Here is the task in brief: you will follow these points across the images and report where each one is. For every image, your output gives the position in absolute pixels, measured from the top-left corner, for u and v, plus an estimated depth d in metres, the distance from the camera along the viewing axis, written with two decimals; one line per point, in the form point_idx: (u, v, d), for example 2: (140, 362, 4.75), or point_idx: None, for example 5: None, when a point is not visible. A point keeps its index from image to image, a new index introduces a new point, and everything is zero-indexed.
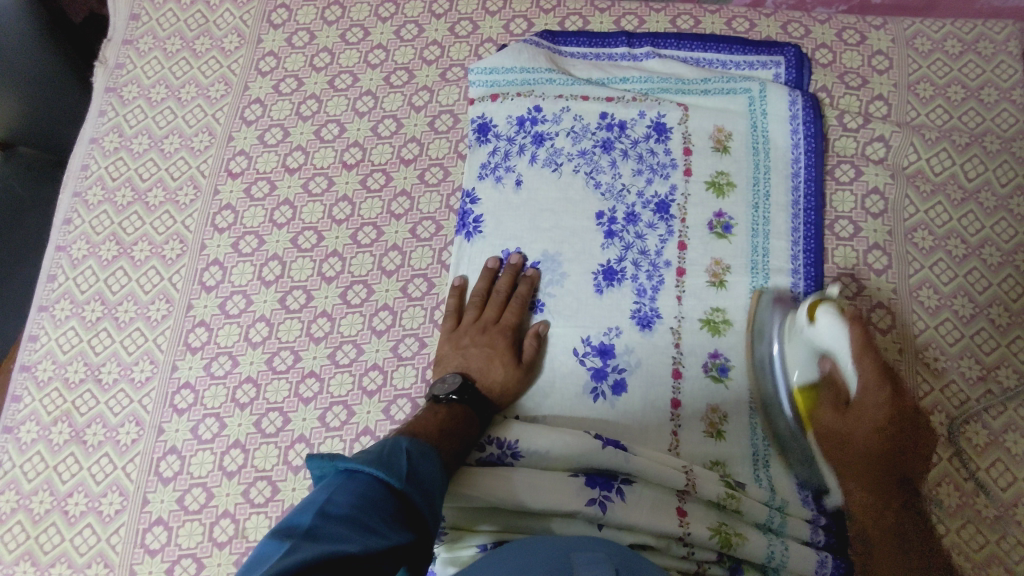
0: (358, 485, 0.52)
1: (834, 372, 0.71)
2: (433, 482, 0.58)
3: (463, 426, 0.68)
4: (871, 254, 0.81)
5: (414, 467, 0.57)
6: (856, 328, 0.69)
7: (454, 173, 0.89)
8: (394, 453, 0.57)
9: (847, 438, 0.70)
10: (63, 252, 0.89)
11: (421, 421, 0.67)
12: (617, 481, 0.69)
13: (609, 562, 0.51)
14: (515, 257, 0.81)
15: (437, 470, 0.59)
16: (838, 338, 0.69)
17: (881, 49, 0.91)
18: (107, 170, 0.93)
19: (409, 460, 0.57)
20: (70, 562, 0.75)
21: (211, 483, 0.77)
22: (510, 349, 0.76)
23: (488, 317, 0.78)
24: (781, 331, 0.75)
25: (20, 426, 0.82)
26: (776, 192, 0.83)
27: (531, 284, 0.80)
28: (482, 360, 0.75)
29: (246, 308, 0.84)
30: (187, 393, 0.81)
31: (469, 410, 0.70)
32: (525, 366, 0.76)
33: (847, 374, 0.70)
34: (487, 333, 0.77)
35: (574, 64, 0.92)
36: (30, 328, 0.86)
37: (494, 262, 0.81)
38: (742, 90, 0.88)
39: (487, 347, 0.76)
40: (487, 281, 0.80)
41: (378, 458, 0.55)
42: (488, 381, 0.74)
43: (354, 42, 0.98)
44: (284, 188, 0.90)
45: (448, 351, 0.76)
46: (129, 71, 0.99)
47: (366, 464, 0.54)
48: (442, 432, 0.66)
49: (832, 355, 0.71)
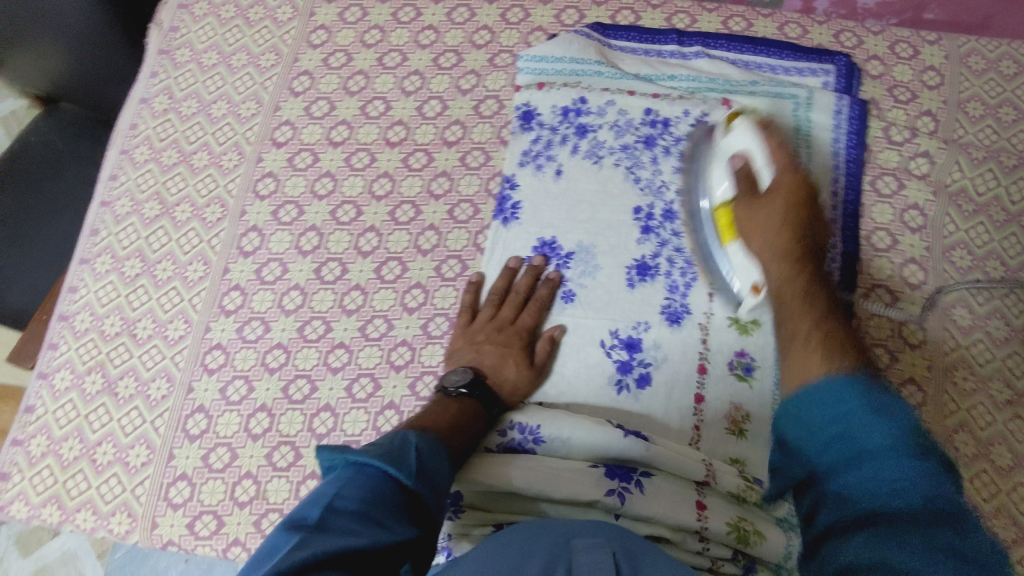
0: (367, 480, 0.50)
1: (744, 165, 0.71)
2: (441, 477, 0.57)
3: (471, 423, 0.68)
4: (907, 268, 0.81)
5: (423, 462, 0.55)
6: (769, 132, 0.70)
7: (496, 158, 0.89)
8: (403, 445, 0.56)
9: (754, 228, 0.67)
10: (108, 207, 0.91)
11: (432, 415, 0.66)
12: (637, 473, 0.68)
13: (607, 545, 0.51)
14: (538, 259, 0.81)
15: (444, 465, 0.58)
16: (746, 136, 0.71)
17: (933, 65, 0.90)
18: (155, 130, 0.95)
19: (419, 456, 0.55)
20: (95, 509, 0.77)
21: (235, 443, 0.78)
22: (524, 350, 0.76)
23: (505, 317, 0.78)
24: (711, 164, 0.78)
25: (55, 373, 0.84)
26: (819, 143, 0.85)
27: (552, 288, 0.80)
28: (495, 358, 0.75)
29: (282, 275, 0.85)
30: (218, 353, 0.82)
31: (478, 407, 0.70)
32: (537, 368, 0.76)
33: (760, 172, 0.69)
34: (503, 332, 0.77)
35: (622, 57, 0.92)
36: (71, 279, 0.88)
37: (515, 262, 0.81)
38: (789, 95, 0.87)
39: (502, 345, 0.75)
40: (506, 278, 0.80)
41: (387, 450, 0.54)
42: (499, 381, 0.74)
43: (405, 22, 0.99)
44: (326, 161, 0.91)
45: (462, 345, 0.76)
46: (183, 35, 1.00)
47: (376, 458, 0.52)
48: (452, 428, 0.65)
49: (745, 158, 0.71)
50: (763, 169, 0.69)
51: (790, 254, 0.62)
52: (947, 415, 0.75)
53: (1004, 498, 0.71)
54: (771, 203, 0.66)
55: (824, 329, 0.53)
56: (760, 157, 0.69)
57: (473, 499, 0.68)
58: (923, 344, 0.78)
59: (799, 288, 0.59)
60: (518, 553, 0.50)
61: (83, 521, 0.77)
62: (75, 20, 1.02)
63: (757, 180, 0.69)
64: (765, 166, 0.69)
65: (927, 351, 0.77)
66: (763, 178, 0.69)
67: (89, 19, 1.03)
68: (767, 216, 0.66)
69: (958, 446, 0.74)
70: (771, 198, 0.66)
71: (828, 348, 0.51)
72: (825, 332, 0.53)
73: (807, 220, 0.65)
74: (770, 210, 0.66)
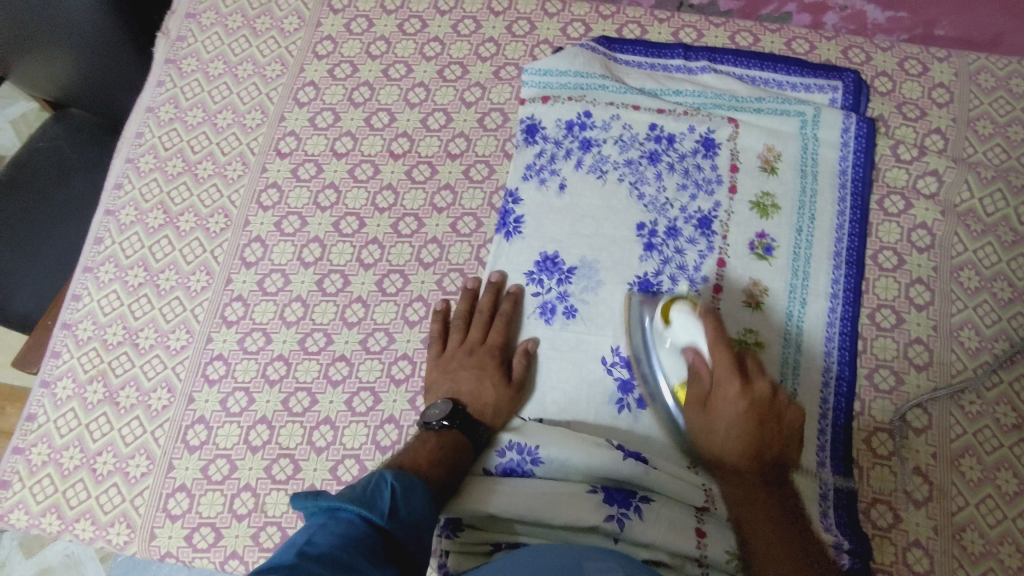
0: (339, 524, 0.53)
1: (696, 362, 0.69)
2: (419, 516, 0.59)
3: (455, 456, 0.69)
4: (913, 288, 0.80)
5: (397, 502, 0.58)
6: (708, 319, 0.69)
7: (500, 172, 0.89)
8: (378, 489, 0.58)
9: (715, 441, 0.68)
10: (112, 216, 0.91)
11: (411, 454, 0.68)
12: (636, 499, 0.68)
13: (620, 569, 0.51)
14: (494, 275, 0.81)
15: (421, 503, 0.60)
16: (690, 327, 0.69)
17: (942, 82, 0.90)
18: (160, 139, 0.95)
19: (392, 497, 0.57)
20: (94, 519, 0.77)
21: (235, 455, 0.78)
22: (500, 369, 0.76)
23: (474, 339, 0.78)
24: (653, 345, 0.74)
25: (57, 382, 0.84)
26: (825, 162, 0.85)
27: (514, 301, 0.80)
28: (472, 383, 0.75)
29: (284, 287, 0.85)
30: (219, 364, 0.82)
31: (462, 438, 0.70)
32: (516, 384, 0.76)
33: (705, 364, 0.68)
34: (475, 355, 0.77)
35: (628, 72, 0.92)
36: (75, 288, 0.88)
37: (474, 283, 0.82)
38: (796, 112, 0.87)
39: (476, 368, 0.76)
40: (467, 302, 0.81)
41: (360, 496, 0.56)
42: (480, 404, 0.74)
43: (411, 33, 0.99)
44: (330, 172, 0.91)
45: (437, 376, 0.76)
46: (190, 45, 1.00)
47: (347, 502, 0.54)
48: (433, 465, 0.67)
49: (693, 348, 0.69)
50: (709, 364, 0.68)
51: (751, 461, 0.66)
52: (952, 438, 0.74)
53: (1009, 524, 0.70)
54: (722, 418, 0.67)
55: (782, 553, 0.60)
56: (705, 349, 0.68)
57: (473, 520, 0.69)
58: (929, 366, 0.77)
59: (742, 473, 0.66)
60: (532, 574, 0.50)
61: (81, 531, 0.77)
62: (89, 35, 1.04)
63: (701, 380, 0.69)
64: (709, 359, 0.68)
65: (932, 373, 0.76)
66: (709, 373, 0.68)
67: (102, 34, 1.04)
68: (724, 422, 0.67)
69: (963, 470, 0.73)
70: (721, 412, 0.67)
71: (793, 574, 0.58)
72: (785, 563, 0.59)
73: (766, 425, 0.66)
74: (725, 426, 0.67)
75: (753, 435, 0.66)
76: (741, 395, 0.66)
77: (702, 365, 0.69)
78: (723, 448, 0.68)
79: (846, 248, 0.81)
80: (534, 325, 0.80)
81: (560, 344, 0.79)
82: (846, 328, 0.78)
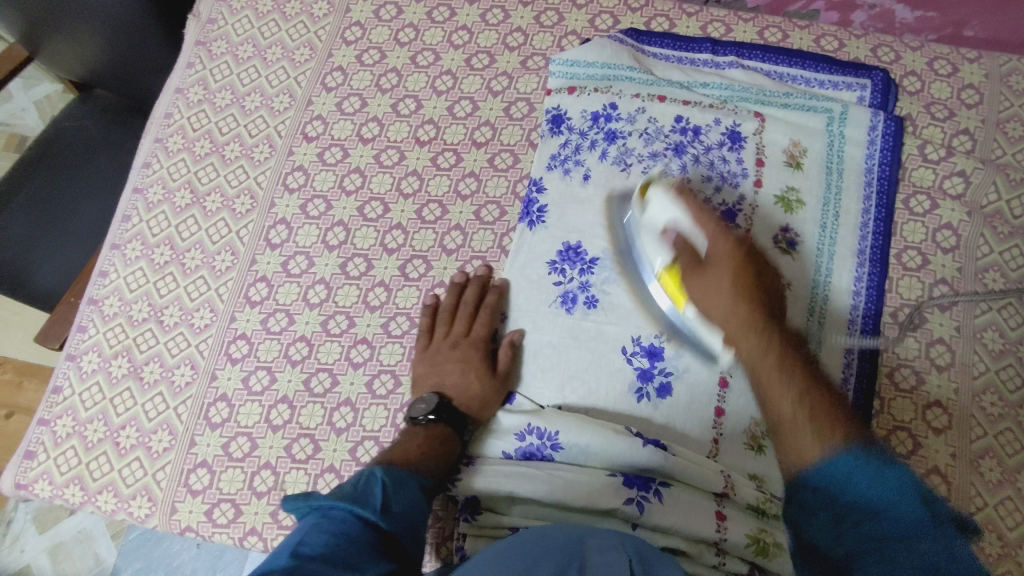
0: (335, 521, 0.53)
1: (679, 238, 0.69)
2: (411, 510, 0.60)
3: (443, 449, 0.70)
4: (937, 288, 0.80)
5: (388, 499, 0.58)
6: (683, 197, 0.70)
7: (524, 161, 0.89)
8: (370, 484, 0.58)
9: (708, 296, 0.65)
10: (140, 194, 0.93)
11: (401, 448, 0.68)
12: (655, 483, 0.69)
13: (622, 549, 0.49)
14: (481, 269, 0.83)
15: (412, 498, 0.61)
16: (667, 207, 0.71)
17: (972, 83, 0.89)
18: (189, 120, 0.96)
19: (383, 493, 0.58)
20: (116, 492, 0.78)
21: (256, 434, 0.79)
22: (485, 361, 0.77)
23: (458, 332, 0.79)
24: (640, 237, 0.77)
25: (82, 356, 0.85)
26: (851, 159, 0.85)
27: (499, 293, 0.81)
28: (457, 376, 0.76)
29: (308, 269, 0.86)
30: (242, 343, 0.83)
31: (448, 431, 0.72)
32: (501, 376, 0.77)
33: (693, 238, 0.68)
34: (459, 348, 0.78)
35: (656, 64, 0.92)
36: (102, 264, 0.89)
37: (461, 277, 0.83)
38: (823, 109, 0.86)
39: (462, 361, 0.76)
40: (454, 295, 0.81)
41: (352, 493, 0.57)
42: (466, 398, 0.75)
43: (440, 21, 0.99)
44: (356, 157, 0.91)
45: (423, 369, 0.77)
46: (221, 28, 1.01)
47: (340, 501, 0.55)
48: (423, 457, 0.67)
49: (674, 227, 0.70)
50: (697, 235, 0.68)
51: (753, 320, 0.61)
52: (973, 439, 0.74)
53: None
54: (716, 272, 0.65)
55: (797, 378, 0.55)
56: (687, 223, 0.69)
57: (492, 503, 0.70)
58: (951, 366, 0.77)
59: (749, 330, 0.60)
60: (528, 558, 0.49)
61: (104, 502, 0.78)
62: (120, 16, 1.05)
63: (688, 249, 0.68)
64: (696, 234, 0.68)
65: (954, 374, 0.76)
66: (698, 246, 0.67)
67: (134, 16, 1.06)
68: (719, 282, 0.64)
69: (983, 472, 0.73)
70: (715, 266, 0.65)
71: (819, 423, 0.51)
72: (797, 389, 0.54)
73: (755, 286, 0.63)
74: (716, 279, 0.64)
75: (747, 280, 0.63)
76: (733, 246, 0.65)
77: (684, 238, 0.69)
78: (716, 305, 0.64)
79: (869, 244, 0.81)
80: (554, 313, 0.80)
81: (580, 334, 0.79)
82: (867, 326, 0.78)
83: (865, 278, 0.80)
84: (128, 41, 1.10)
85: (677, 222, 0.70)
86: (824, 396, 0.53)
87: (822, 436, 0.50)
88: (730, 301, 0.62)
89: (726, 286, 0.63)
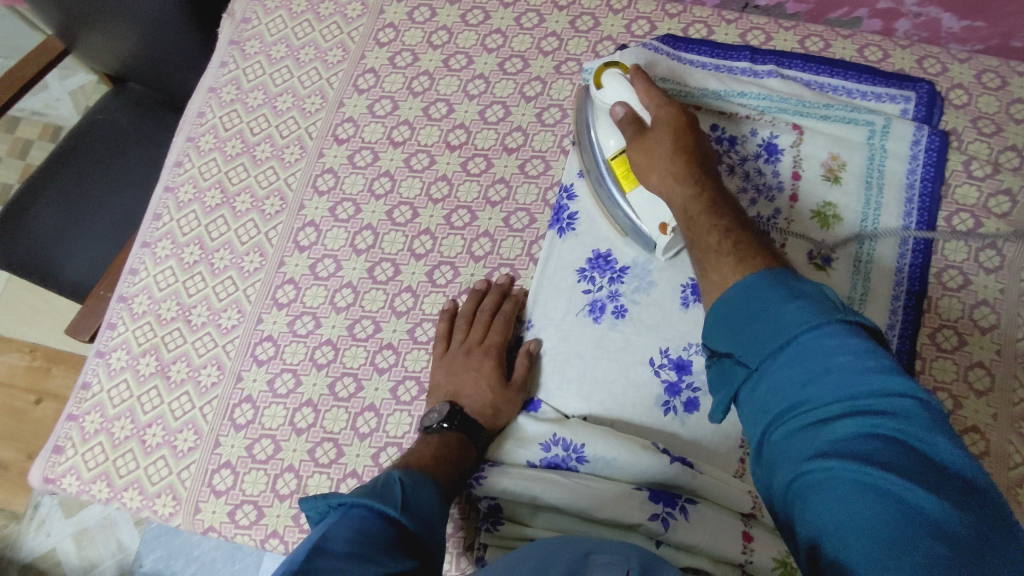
0: (357, 519, 0.53)
1: (627, 116, 0.74)
2: (430, 510, 0.59)
3: (455, 455, 0.69)
4: (978, 309, 0.77)
5: (407, 497, 0.58)
6: (637, 77, 0.74)
7: (556, 168, 0.88)
8: (388, 486, 0.58)
9: (652, 161, 0.70)
10: (172, 193, 0.93)
11: (415, 453, 0.68)
12: (681, 499, 0.68)
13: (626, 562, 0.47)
14: (502, 277, 0.83)
15: (430, 498, 0.60)
16: (620, 88, 0.75)
17: (1021, 97, 0.86)
18: (221, 119, 0.96)
19: (403, 493, 0.58)
20: (142, 489, 0.79)
21: (280, 436, 0.79)
22: (498, 370, 0.76)
23: (473, 339, 0.78)
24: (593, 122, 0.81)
25: (111, 353, 0.86)
26: (891, 173, 0.82)
27: (516, 302, 0.81)
28: (470, 385, 0.75)
29: (336, 272, 0.86)
30: (268, 345, 0.83)
31: (461, 437, 0.71)
32: (515, 384, 0.76)
33: (641, 113, 0.73)
34: (473, 356, 0.77)
35: (692, 71, 0.88)
36: (132, 262, 0.90)
37: (481, 283, 0.82)
38: (864, 122, 0.84)
39: (474, 370, 0.76)
40: (472, 301, 0.81)
41: (371, 492, 0.56)
42: (479, 406, 0.74)
43: (473, 24, 0.98)
44: (386, 160, 0.91)
45: (437, 378, 0.77)
46: (254, 27, 1.01)
47: (361, 499, 0.54)
48: (437, 463, 0.67)
49: (625, 106, 0.74)
50: (644, 114, 0.73)
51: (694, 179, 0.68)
52: (1011, 467, 0.71)
53: None
54: (656, 137, 0.71)
55: (723, 225, 0.62)
56: (638, 102, 0.74)
57: (513, 512, 0.70)
58: (989, 391, 0.74)
59: (684, 195, 0.67)
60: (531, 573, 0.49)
61: (129, 499, 0.79)
62: (157, 14, 1.05)
63: (636, 116, 0.73)
64: (646, 112, 0.73)
65: (994, 399, 0.74)
66: (644, 120, 0.73)
67: (170, 15, 1.06)
68: (661, 151, 0.70)
69: (1022, 502, 0.70)
70: (659, 134, 0.71)
71: (746, 252, 0.58)
72: (722, 231, 0.62)
73: (697, 150, 0.70)
74: (659, 138, 0.70)
75: (687, 147, 0.70)
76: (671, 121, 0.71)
77: (636, 113, 0.73)
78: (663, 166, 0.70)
79: (908, 262, 0.79)
80: (582, 323, 0.79)
81: (608, 345, 0.78)
82: (904, 346, 0.76)
83: (903, 297, 0.78)
84: (164, 39, 1.10)
85: (629, 100, 0.74)
86: (753, 240, 0.60)
87: (744, 267, 0.57)
88: (670, 163, 0.69)
89: (666, 154, 0.70)
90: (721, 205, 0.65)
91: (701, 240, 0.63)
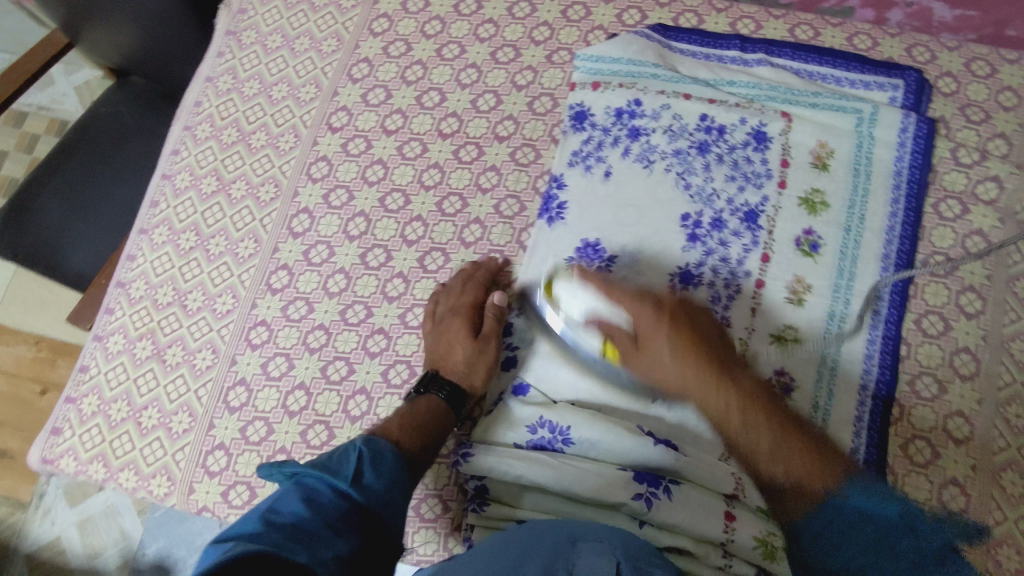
0: (302, 489, 0.55)
1: (604, 326, 0.71)
2: (388, 480, 0.60)
3: (424, 420, 0.71)
4: (963, 295, 0.78)
5: (363, 465, 0.59)
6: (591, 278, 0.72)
7: (546, 156, 0.89)
8: (344, 454, 0.60)
9: (659, 367, 0.69)
10: (169, 180, 0.94)
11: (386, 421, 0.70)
12: (665, 480, 0.69)
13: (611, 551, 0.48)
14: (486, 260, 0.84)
15: (391, 468, 0.61)
16: (578, 294, 0.73)
17: (1011, 84, 0.86)
18: (217, 109, 0.98)
19: (357, 462, 0.59)
20: (138, 470, 0.81)
21: (272, 418, 0.80)
22: (467, 325, 0.77)
23: (443, 306, 0.80)
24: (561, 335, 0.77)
25: (109, 337, 0.87)
26: (879, 161, 0.83)
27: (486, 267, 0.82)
28: (443, 347, 0.77)
29: (328, 258, 0.87)
30: (262, 329, 0.85)
31: (433, 399, 0.73)
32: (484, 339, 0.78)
33: (617, 316, 0.71)
34: (444, 319, 0.79)
35: (682, 60, 0.91)
36: (130, 248, 0.92)
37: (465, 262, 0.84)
38: (853, 109, 0.85)
39: (445, 332, 0.78)
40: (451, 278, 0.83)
41: (325, 462, 0.58)
42: (452, 364, 0.76)
43: (466, 14, 0.99)
44: (379, 148, 0.92)
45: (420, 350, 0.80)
46: (251, 18, 1.03)
47: (309, 469, 0.57)
48: (402, 431, 0.69)
49: (596, 315, 0.72)
50: (622, 317, 0.70)
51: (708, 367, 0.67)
52: (995, 451, 0.72)
53: None
54: (653, 342, 0.69)
55: (747, 410, 0.66)
56: (610, 306, 0.71)
57: (497, 493, 0.71)
58: (975, 376, 0.74)
59: (702, 390, 0.67)
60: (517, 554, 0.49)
61: (126, 480, 0.80)
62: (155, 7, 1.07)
63: (617, 325, 0.71)
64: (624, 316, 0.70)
65: (980, 383, 0.74)
66: (625, 325, 0.70)
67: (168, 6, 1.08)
68: (662, 356, 0.69)
69: (1005, 485, 0.70)
70: (653, 347, 0.69)
71: (780, 435, 0.64)
72: (739, 407, 0.66)
73: (697, 337, 0.69)
74: (657, 348, 0.69)
75: (688, 342, 0.68)
76: (658, 319, 0.69)
77: (611, 325, 0.71)
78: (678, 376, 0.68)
79: (895, 249, 0.79)
80: None
81: None
82: (889, 331, 0.76)
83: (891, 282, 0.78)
84: (163, 30, 1.12)
85: (597, 309, 0.72)
86: (771, 408, 0.66)
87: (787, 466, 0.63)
88: (680, 368, 0.68)
89: (668, 355, 0.68)
90: (749, 386, 0.67)
91: (746, 438, 0.65)
